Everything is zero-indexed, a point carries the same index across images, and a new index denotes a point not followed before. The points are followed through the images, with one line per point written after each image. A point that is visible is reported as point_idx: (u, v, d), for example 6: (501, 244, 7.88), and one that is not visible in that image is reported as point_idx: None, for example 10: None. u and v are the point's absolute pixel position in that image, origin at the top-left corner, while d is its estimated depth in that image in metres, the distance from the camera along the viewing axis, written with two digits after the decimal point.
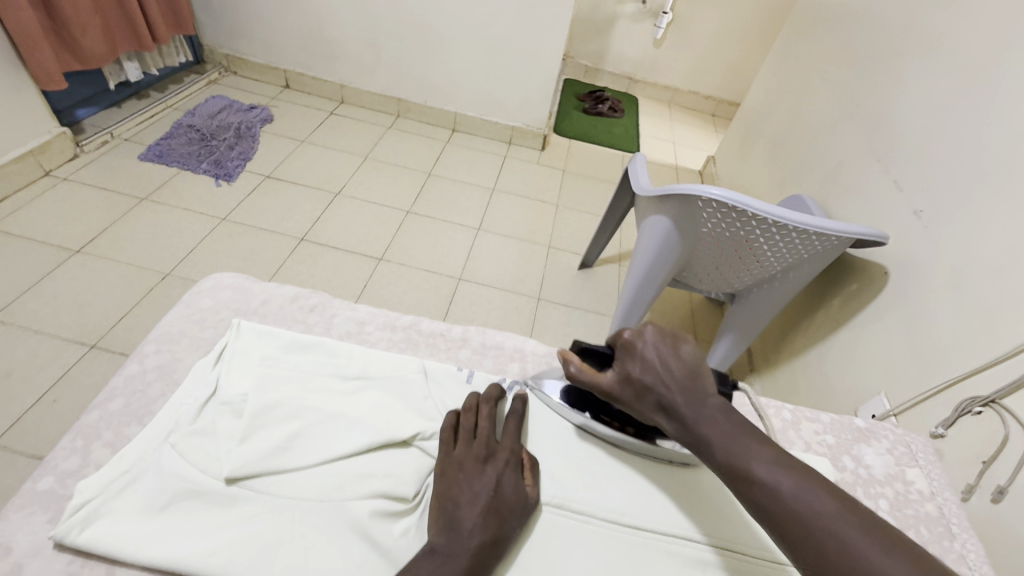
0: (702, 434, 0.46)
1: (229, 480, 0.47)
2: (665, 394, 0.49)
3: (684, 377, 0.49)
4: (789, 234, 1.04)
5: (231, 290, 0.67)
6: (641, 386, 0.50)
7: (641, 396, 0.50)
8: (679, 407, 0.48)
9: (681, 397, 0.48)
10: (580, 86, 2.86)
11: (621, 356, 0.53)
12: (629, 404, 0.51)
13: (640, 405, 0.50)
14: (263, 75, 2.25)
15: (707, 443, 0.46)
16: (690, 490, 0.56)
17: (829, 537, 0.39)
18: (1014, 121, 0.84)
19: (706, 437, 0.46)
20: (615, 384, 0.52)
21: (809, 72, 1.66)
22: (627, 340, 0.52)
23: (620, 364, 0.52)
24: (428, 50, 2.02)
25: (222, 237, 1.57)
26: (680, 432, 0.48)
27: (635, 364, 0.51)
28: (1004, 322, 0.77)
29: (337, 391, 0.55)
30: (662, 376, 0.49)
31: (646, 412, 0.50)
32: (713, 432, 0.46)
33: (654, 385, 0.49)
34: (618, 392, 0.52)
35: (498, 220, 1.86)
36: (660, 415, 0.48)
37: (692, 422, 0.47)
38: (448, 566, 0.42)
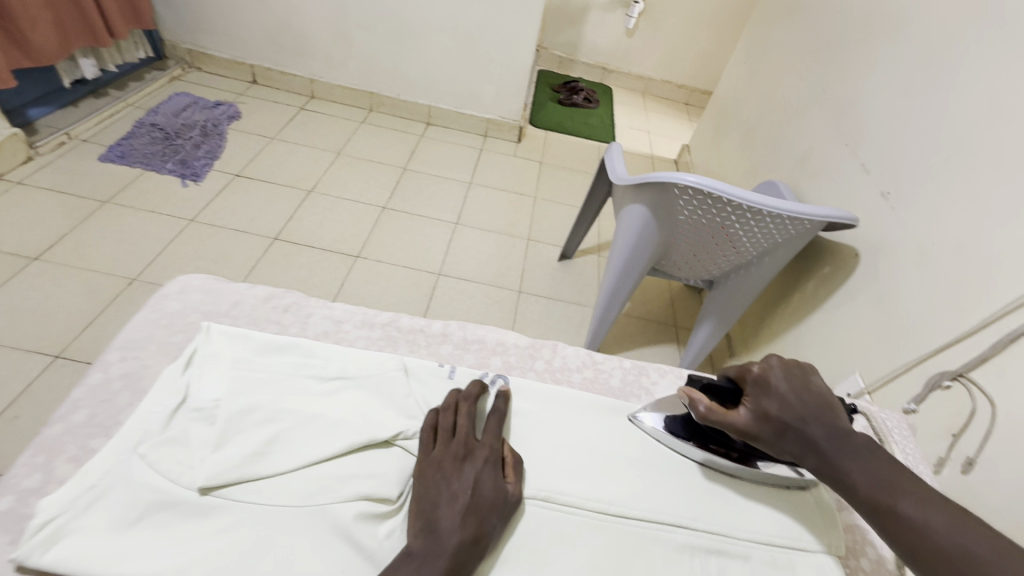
0: (846, 470, 0.45)
1: (203, 490, 0.45)
2: (803, 429, 0.48)
3: (821, 412, 0.49)
4: (764, 219, 1.05)
5: (200, 292, 0.65)
6: (778, 422, 0.50)
7: (779, 433, 0.50)
8: (819, 442, 0.47)
9: (820, 431, 0.48)
10: (554, 77, 2.85)
11: (753, 393, 0.53)
12: (764, 442, 0.51)
13: (777, 442, 0.50)
14: (228, 70, 2.17)
15: (852, 480, 0.45)
16: (798, 507, 0.55)
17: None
18: (975, 103, 0.86)
19: (850, 472, 0.45)
20: (750, 422, 0.52)
21: (778, 59, 1.68)
22: (758, 376, 0.53)
23: (753, 400, 0.52)
24: (399, 42, 1.98)
25: (191, 239, 1.52)
26: (820, 467, 0.47)
27: (769, 400, 0.51)
28: (969, 299, 0.80)
29: (314, 392, 0.54)
30: (799, 411, 0.49)
31: (783, 448, 0.49)
32: (856, 467, 0.45)
33: (791, 420, 0.49)
34: (754, 429, 0.51)
35: (476, 214, 1.85)
36: (802, 451, 0.48)
37: (831, 457, 0.46)
38: (427, 568, 0.41)
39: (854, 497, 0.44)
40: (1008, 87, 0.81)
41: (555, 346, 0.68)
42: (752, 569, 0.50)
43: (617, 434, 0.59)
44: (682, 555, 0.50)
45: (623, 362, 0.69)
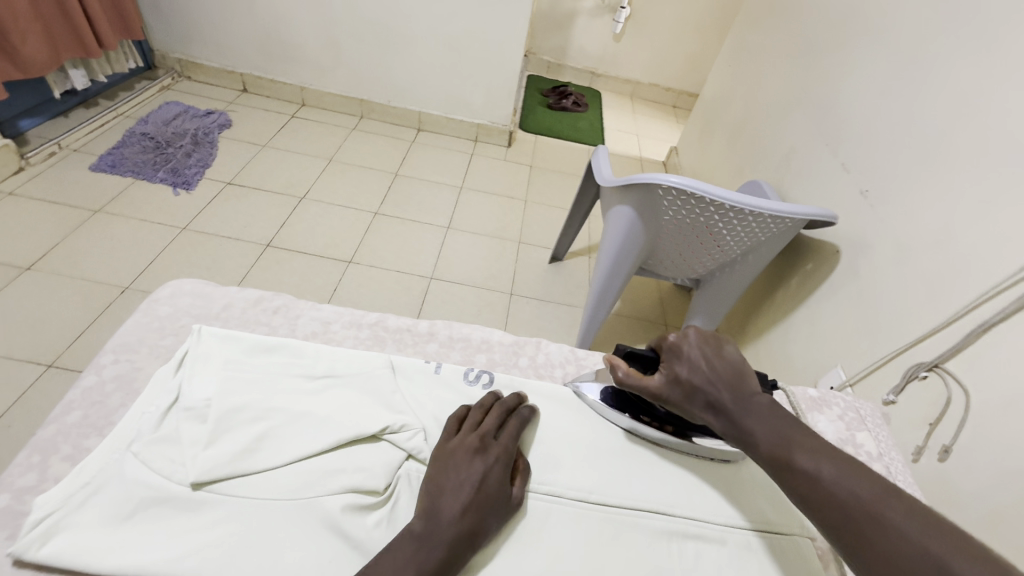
0: (748, 428, 0.48)
1: (195, 485, 0.47)
2: (711, 392, 0.51)
3: (730, 376, 0.51)
4: (746, 218, 1.08)
5: (190, 296, 0.66)
6: (689, 386, 0.52)
7: (688, 395, 0.52)
8: (724, 404, 0.50)
9: (727, 394, 0.50)
10: (544, 82, 2.88)
11: (668, 359, 0.55)
12: (676, 404, 0.53)
13: (688, 405, 0.52)
14: (219, 79, 2.19)
15: (755, 438, 0.47)
16: (731, 483, 0.58)
17: (866, 520, 0.39)
18: (947, 103, 0.90)
19: (753, 431, 0.47)
20: (663, 386, 0.54)
21: (761, 62, 1.72)
22: (673, 344, 0.55)
23: (667, 365, 0.55)
24: (389, 50, 2.01)
25: (184, 247, 1.53)
26: (726, 428, 0.49)
27: (680, 365, 0.54)
28: (943, 292, 0.82)
29: (303, 390, 0.56)
30: (707, 374, 0.52)
31: (693, 411, 0.52)
32: (759, 425, 0.47)
33: (700, 383, 0.52)
34: (666, 393, 0.54)
35: (467, 218, 1.87)
36: (707, 411, 0.50)
37: (735, 417, 0.49)
38: (427, 554, 0.43)
39: (756, 454, 0.47)
40: (978, 88, 0.84)
41: (538, 342, 0.70)
42: (726, 553, 0.52)
43: (599, 425, 0.61)
44: (660, 541, 0.52)
45: (605, 357, 0.71)
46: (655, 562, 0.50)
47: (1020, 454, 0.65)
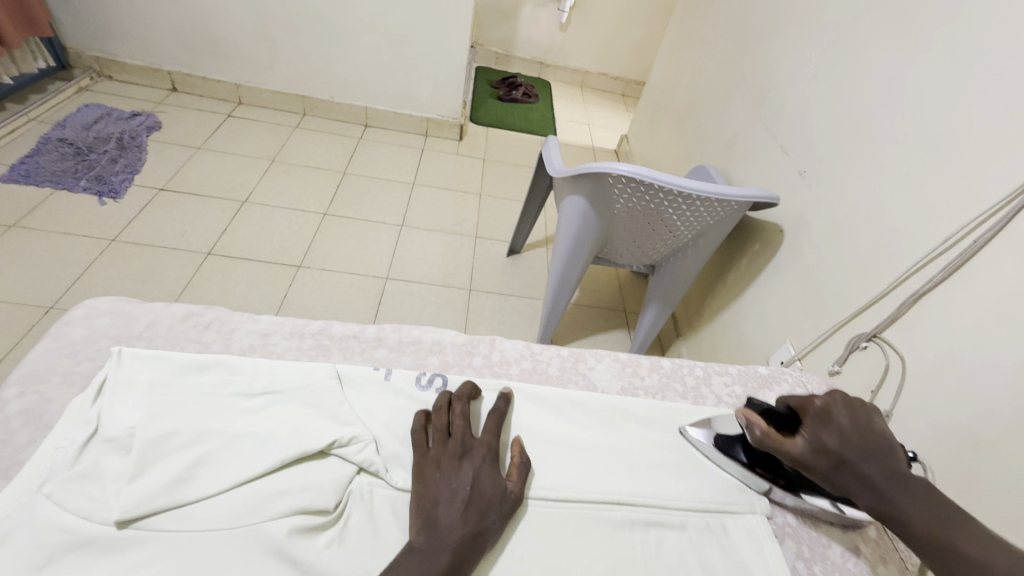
0: (908, 513, 0.44)
1: (121, 524, 0.43)
2: (864, 467, 0.47)
3: (881, 452, 0.48)
4: (695, 203, 1.09)
5: (109, 315, 0.61)
6: (838, 456, 0.48)
7: (837, 467, 0.48)
8: (880, 483, 0.46)
9: (882, 472, 0.47)
10: (492, 74, 2.85)
11: (813, 424, 0.51)
12: (821, 474, 0.49)
13: (836, 477, 0.48)
14: (143, 78, 2.04)
15: (915, 524, 0.44)
16: (710, 473, 0.59)
17: None
18: (873, 86, 0.94)
19: (915, 517, 0.44)
20: (808, 453, 0.50)
21: (702, 49, 1.75)
22: (819, 408, 0.51)
23: (813, 430, 0.50)
24: (328, 43, 1.92)
25: (114, 260, 1.42)
26: (879, 507, 0.46)
27: (828, 433, 0.50)
28: (879, 265, 0.86)
29: (241, 410, 0.52)
30: (860, 448, 0.48)
31: (839, 483, 0.48)
32: (921, 512, 0.44)
33: (849, 455, 0.48)
34: (811, 460, 0.50)
35: (421, 215, 1.83)
36: (859, 489, 0.47)
37: (892, 498, 0.45)
38: (429, 564, 0.42)
39: (920, 544, 0.43)
40: (899, 71, 0.88)
41: (492, 340, 0.68)
42: (688, 537, 0.53)
43: (558, 418, 0.60)
44: (620, 531, 0.52)
45: (561, 351, 0.70)
46: (615, 553, 0.50)
47: (953, 416, 0.69)
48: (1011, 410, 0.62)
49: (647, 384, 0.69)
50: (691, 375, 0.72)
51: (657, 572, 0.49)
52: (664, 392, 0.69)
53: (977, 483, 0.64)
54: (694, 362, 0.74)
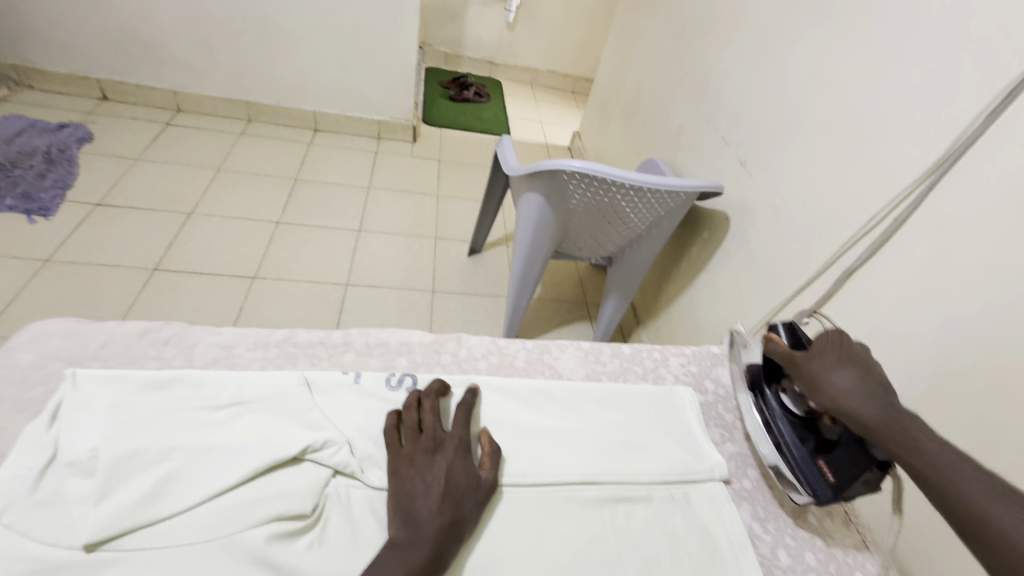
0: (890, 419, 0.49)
1: (90, 547, 0.42)
2: (858, 383, 0.53)
3: (883, 381, 0.53)
4: (646, 194, 1.14)
5: (59, 337, 0.58)
6: (835, 366, 0.55)
7: (831, 373, 0.55)
8: (874, 398, 0.51)
9: (879, 394, 0.51)
10: (443, 74, 2.84)
11: (826, 343, 0.58)
12: (813, 379, 0.56)
13: (827, 380, 0.54)
14: (70, 87, 1.92)
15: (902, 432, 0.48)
16: (672, 447, 0.62)
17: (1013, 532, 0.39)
18: (802, 79, 1.01)
19: (919, 437, 0.48)
20: (809, 360, 0.57)
21: (646, 46, 1.81)
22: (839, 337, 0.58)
23: (828, 345, 0.57)
24: (271, 47, 1.87)
25: (51, 282, 1.35)
26: (869, 415, 0.50)
27: (836, 351, 0.56)
28: (814, 245, 0.93)
29: (210, 424, 0.51)
30: (863, 369, 0.54)
31: (829, 384, 0.54)
32: (927, 438, 0.47)
33: (852, 370, 0.54)
34: (813, 365, 0.57)
35: (378, 218, 1.81)
36: (851, 390, 0.52)
37: (895, 417, 0.50)
38: (409, 556, 0.43)
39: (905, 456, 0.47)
40: (824, 64, 0.95)
41: (460, 337, 0.69)
42: (654, 508, 0.56)
43: (525, 409, 0.62)
44: (591, 509, 0.55)
45: (526, 343, 0.72)
46: (587, 530, 0.53)
47: None
48: (933, 368, 0.70)
49: (610, 369, 0.72)
50: (652, 360, 0.75)
51: (627, 543, 0.53)
52: (626, 376, 0.72)
53: None
54: (652, 346, 0.77)
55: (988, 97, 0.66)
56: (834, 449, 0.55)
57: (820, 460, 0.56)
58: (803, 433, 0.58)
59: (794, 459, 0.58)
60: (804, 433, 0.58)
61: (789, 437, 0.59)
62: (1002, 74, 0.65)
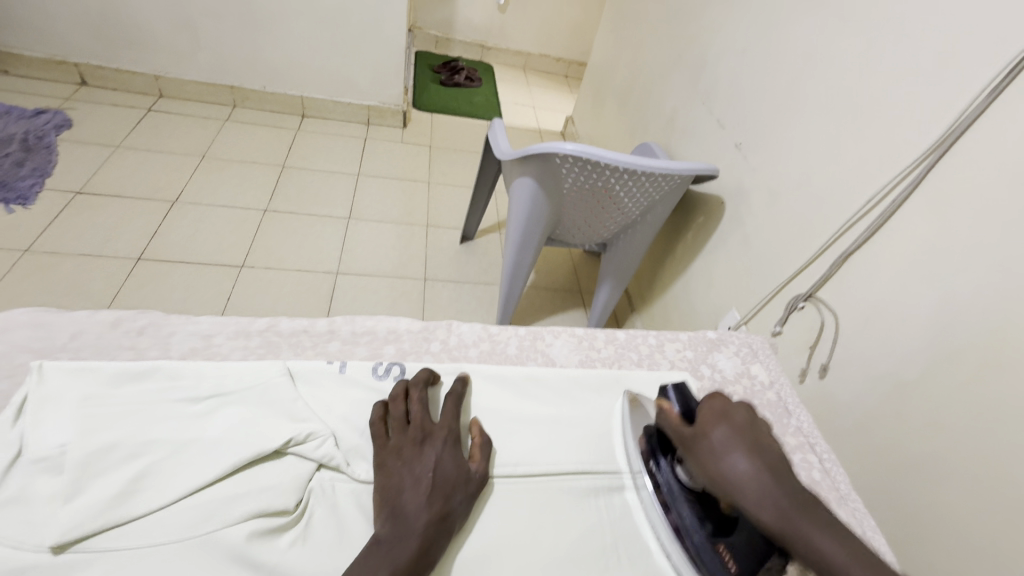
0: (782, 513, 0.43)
1: (58, 548, 0.40)
2: (750, 469, 0.45)
3: (770, 459, 0.46)
4: (640, 178, 1.12)
5: (26, 328, 0.55)
6: (722, 448, 0.47)
7: (718, 458, 0.47)
8: (761, 486, 0.44)
9: (771, 478, 0.45)
10: (433, 58, 2.78)
11: (709, 416, 0.50)
12: (700, 464, 0.48)
13: (713, 465, 0.47)
14: (46, 71, 1.85)
15: (796, 527, 0.42)
16: None
17: None
18: (799, 58, 0.98)
19: (812, 537, 0.41)
20: (693, 438, 0.50)
21: (640, 27, 1.77)
22: (720, 405, 0.51)
23: (712, 420, 0.50)
24: (253, 29, 1.81)
25: (31, 273, 1.31)
26: (764, 512, 0.43)
27: (717, 426, 0.49)
28: (811, 228, 0.91)
29: (186, 417, 0.49)
30: (749, 447, 0.47)
31: (717, 471, 0.46)
32: (821, 534, 0.41)
33: (740, 451, 0.47)
34: (700, 445, 0.49)
35: (368, 206, 1.77)
36: (738, 479, 0.45)
37: (789, 513, 0.42)
38: (397, 551, 0.41)
39: (806, 559, 0.41)
40: (822, 42, 0.93)
41: (449, 325, 0.67)
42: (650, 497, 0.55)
43: (517, 397, 0.60)
44: (585, 499, 0.53)
45: (518, 330, 0.70)
46: (581, 521, 0.51)
47: (881, 364, 0.75)
48: (931, 351, 0.68)
49: (604, 356, 0.70)
50: (648, 347, 0.73)
51: (621, 533, 0.51)
52: (621, 362, 0.70)
53: (904, 423, 0.71)
54: (647, 333, 0.75)
55: (990, 74, 0.64)
56: (733, 530, 0.47)
57: (720, 546, 0.46)
58: (702, 513, 0.48)
59: (693, 547, 0.48)
60: (703, 513, 0.49)
61: (688, 520, 0.48)
62: (1005, 48, 0.63)
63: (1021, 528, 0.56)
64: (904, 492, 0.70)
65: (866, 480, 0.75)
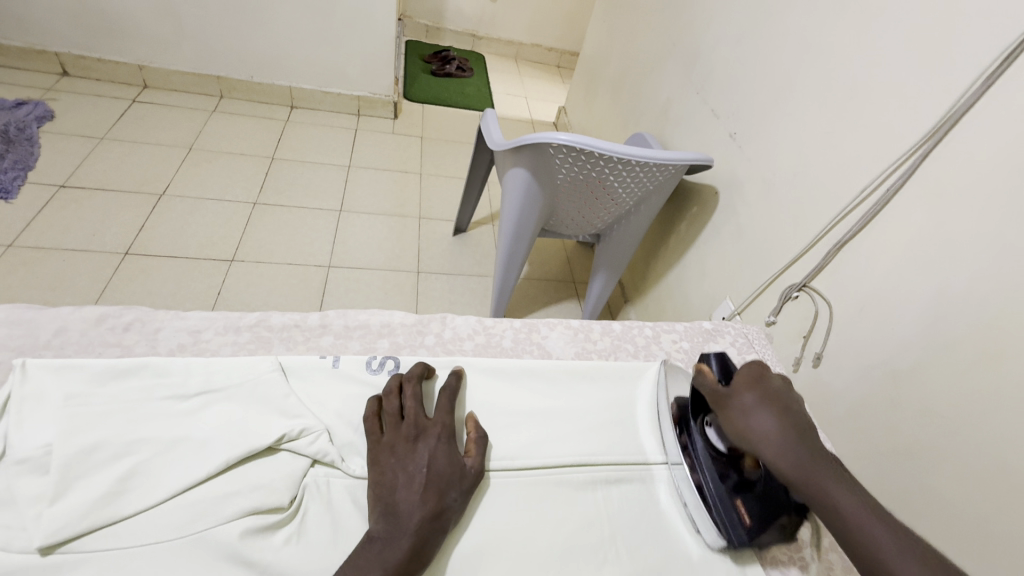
0: (807, 468, 0.45)
1: (46, 550, 0.39)
2: (777, 427, 0.48)
3: (798, 421, 0.49)
4: (634, 168, 1.11)
5: (7, 325, 0.54)
6: (754, 407, 0.50)
7: (747, 414, 0.50)
8: (787, 443, 0.47)
9: (798, 438, 0.47)
10: (424, 47, 2.74)
11: (745, 378, 0.52)
12: (728, 420, 0.51)
13: (741, 422, 0.50)
14: (25, 62, 1.80)
15: (818, 481, 0.44)
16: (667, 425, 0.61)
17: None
18: (793, 46, 0.97)
19: (830, 490, 0.44)
20: (727, 396, 0.52)
21: (633, 15, 1.75)
22: (755, 370, 0.53)
23: (747, 381, 0.52)
24: (239, 18, 1.77)
25: (14, 268, 1.28)
26: (786, 464, 0.46)
27: (750, 387, 0.51)
28: (804, 218, 0.91)
29: (176, 415, 0.48)
30: (779, 410, 0.49)
31: (747, 425, 0.49)
32: (839, 488, 0.44)
33: (770, 411, 0.49)
34: (733, 402, 0.51)
35: (360, 198, 1.75)
36: (768, 434, 0.48)
37: (809, 467, 0.45)
38: (391, 549, 0.41)
39: (821, 509, 0.44)
40: (815, 29, 0.92)
41: (444, 318, 0.66)
42: (648, 489, 0.55)
43: (513, 390, 0.60)
44: (584, 492, 0.53)
45: (513, 322, 0.69)
46: (580, 514, 0.51)
47: (874, 353, 0.76)
48: (924, 340, 0.69)
49: (600, 348, 0.70)
50: (645, 339, 0.73)
51: (620, 525, 0.51)
52: (617, 354, 0.70)
53: (897, 410, 0.71)
54: (643, 324, 0.75)
55: (985, 60, 0.64)
56: (753, 488, 0.51)
57: (738, 501, 0.50)
58: (725, 470, 0.52)
59: (711, 502, 0.51)
60: (726, 471, 0.52)
61: (709, 477, 0.52)
62: (1001, 35, 0.62)
63: (1013, 511, 0.57)
64: (896, 477, 0.70)
65: (858, 466, 0.76)
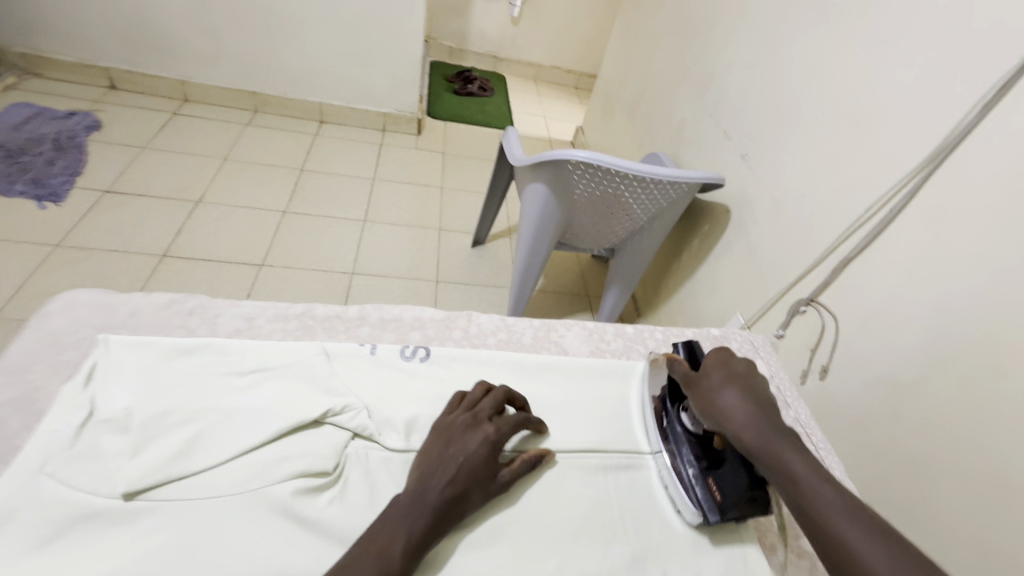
0: (764, 440, 0.49)
1: (128, 496, 0.45)
2: (741, 403, 0.52)
3: (762, 398, 0.53)
4: (649, 185, 1.17)
5: (89, 306, 0.61)
6: (720, 386, 0.54)
7: (713, 394, 0.54)
8: (749, 418, 0.51)
9: (759, 411, 0.51)
10: (447, 68, 2.86)
11: (716, 362, 0.57)
12: (697, 399, 0.55)
13: (709, 399, 0.54)
14: (78, 75, 1.94)
15: (775, 451, 0.48)
16: None
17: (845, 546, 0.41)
18: (802, 73, 1.03)
19: (785, 457, 0.47)
20: (697, 378, 0.57)
21: (650, 41, 1.83)
22: (725, 353, 0.58)
23: (716, 365, 0.57)
24: (277, 38, 1.89)
25: (62, 266, 1.38)
26: (746, 434, 0.50)
27: (718, 369, 0.56)
28: (812, 235, 0.96)
29: (235, 389, 0.54)
30: (744, 388, 0.54)
31: (715, 403, 0.53)
32: (792, 454, 0.47)
33: (735, 389, 0.54)
34: (701, 385, 0.56)
35: (382, 209, 1.83)
36: (729, 411, 0.52)
37: (768, 438, 0.49)
38: (411, 517, 0.45)
39: (775, 475, 0.47)
40: (823, 57, 0.98)
41: (470, 316, 0.72)
42: (653, 475, 0.60)
43: (532, 383, 0.65)
44: (596, 474, 0.58)
45: (533, 322, 0.75)
46: (593, 494, 0.56)
47: (878, 364, 0.79)
48: (925, 352, 0.72)
49: (613, 348, 0.75)
50: (657, 344, 0.77)
51: (630, 506, 0.56)
52: (629, 354, 0.75)
53: (900, 417, 0.74)
54: (654, 329, 0.80)
55: (982, 89, 0.69)
56: (723, 465, 0.54)
57: (710, 479, 0.54)
58: (699, 451, 0.56)
59: (688, 480, 0.56)
60: (700, 452, 0.56)
61: (686, 458, 0.56)
62: (994, 67, 0.67)
63: (1011, 511, 0.60)
64: (900, 482, 0.73)
65: (863, 474, 0.79)
